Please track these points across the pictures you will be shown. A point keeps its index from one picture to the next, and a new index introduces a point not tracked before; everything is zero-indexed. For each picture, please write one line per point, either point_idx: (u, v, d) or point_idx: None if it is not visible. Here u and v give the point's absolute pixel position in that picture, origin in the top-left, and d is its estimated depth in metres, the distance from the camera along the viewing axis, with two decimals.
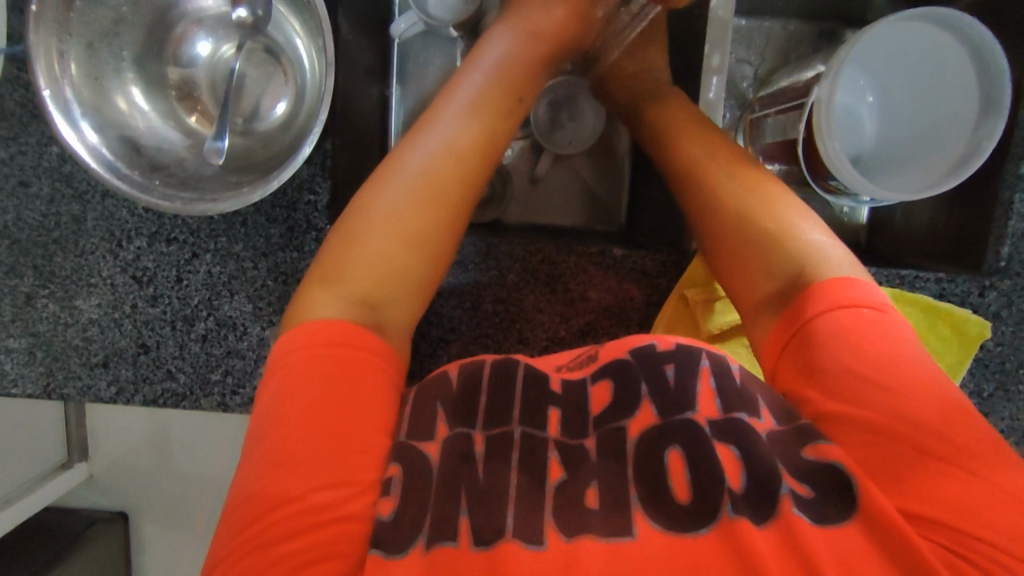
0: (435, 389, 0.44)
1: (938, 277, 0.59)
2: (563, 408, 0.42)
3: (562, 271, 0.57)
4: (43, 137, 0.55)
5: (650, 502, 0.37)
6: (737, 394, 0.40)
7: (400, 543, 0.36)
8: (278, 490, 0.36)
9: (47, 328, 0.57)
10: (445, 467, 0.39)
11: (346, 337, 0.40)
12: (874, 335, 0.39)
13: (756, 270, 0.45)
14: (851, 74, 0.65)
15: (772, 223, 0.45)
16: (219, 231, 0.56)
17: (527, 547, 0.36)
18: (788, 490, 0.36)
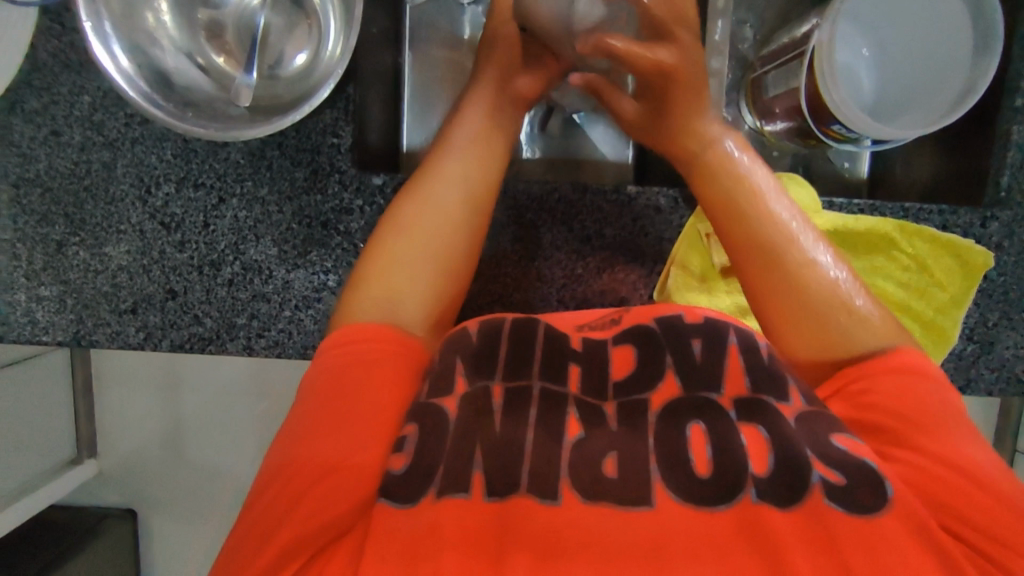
0: (458, 342, 0.47)
1: (940, 210, 0.61)
2: (582, 365, 0.47)
3: (578, 210, 0.59)
4: (74, 86, 0.57)
5: (666, 471, 0.41)
6: (766, 375, 0.44)
7: (410, 495, 0.41)
8: (314, 457, 0.41)
9: (78, 275, 0.58)
10: (462, 419, 0.43)
11: (384, 339, 0.44)
12: (895, 393, 0.42)
13: (808, 328, 0.45)
14: (846, 31, 0.67)
15: (828, 288, 0.45)
16: (245, 175, 0.57)
17: (542, 502, 0.40)
18: (818, 477, 0.40)
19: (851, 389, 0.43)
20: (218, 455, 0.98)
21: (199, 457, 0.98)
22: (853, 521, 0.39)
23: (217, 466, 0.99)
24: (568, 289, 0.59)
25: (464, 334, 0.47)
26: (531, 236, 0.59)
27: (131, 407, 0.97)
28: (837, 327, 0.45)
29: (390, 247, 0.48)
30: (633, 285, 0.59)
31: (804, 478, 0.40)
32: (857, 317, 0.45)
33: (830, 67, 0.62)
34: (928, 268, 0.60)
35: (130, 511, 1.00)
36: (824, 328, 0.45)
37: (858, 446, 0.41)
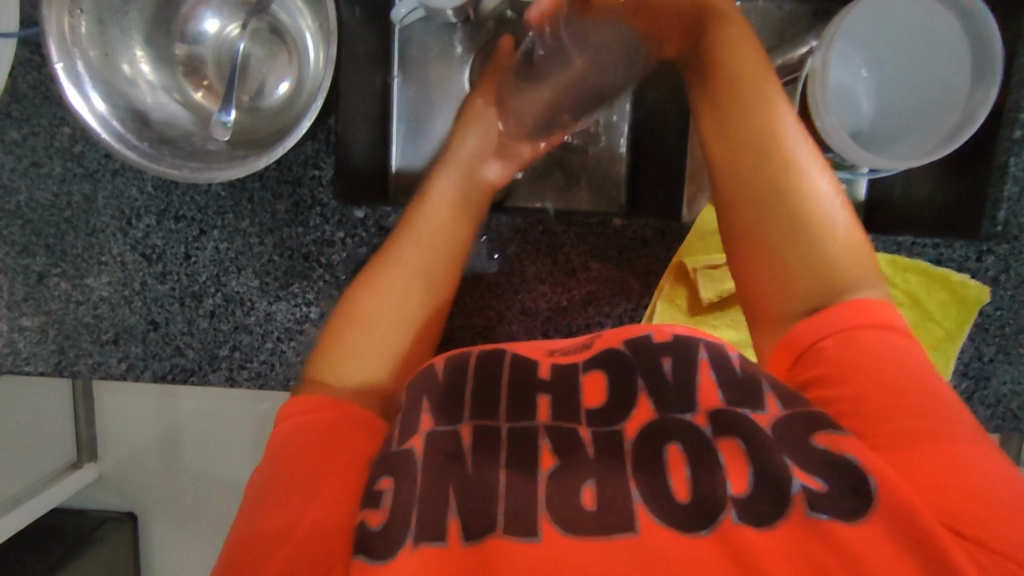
0: (424, 381, 0.47)
1: (934, 243, 0.60)
2: (551, 395, 0.45)
3: (562, 243, 0.58)
4: (54, 118, 0.57)
5: (648, 496, 0.40)
6: (741, 388, 0.43)
7: (386, 550, 0.39)
8: (268, 528, 0.40)
9: (59, 306, 0.58)
10: (428, 460, 0.42)
11: (330, 412, 0.45)
12: (863, 344, 0.42)
13: (796, 291, 0.45)
14: (845, 52, 0.66)
15: (818, 247, 0.45)
16: (226, 207, 0.57)
17: (519, 540, 0.39)
18: (799, 486, 0.39)
19: (820, 347, 0.43)
20: (205, 470, 0.97)
21: (190, 471, 0.98)
22: (840, 526, 0.37)
23: (207, 474, 0.97)
24: (552, 323, 0.58)
25: (430, 374, 0.46)
26: (518, 267, 0.58)
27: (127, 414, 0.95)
28: (802, 279, 0.45)
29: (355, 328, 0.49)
30: (618, 317, 0.58)
31: (785, 492, 0.39)
32: (834, 261, 0.45)
33: (823, 97, 0.60)
34: (921, 302, 0.59)
35: (130, 514, 1.00)
36: (805, 279, 0.45)
37: (841, 441, 0.39)
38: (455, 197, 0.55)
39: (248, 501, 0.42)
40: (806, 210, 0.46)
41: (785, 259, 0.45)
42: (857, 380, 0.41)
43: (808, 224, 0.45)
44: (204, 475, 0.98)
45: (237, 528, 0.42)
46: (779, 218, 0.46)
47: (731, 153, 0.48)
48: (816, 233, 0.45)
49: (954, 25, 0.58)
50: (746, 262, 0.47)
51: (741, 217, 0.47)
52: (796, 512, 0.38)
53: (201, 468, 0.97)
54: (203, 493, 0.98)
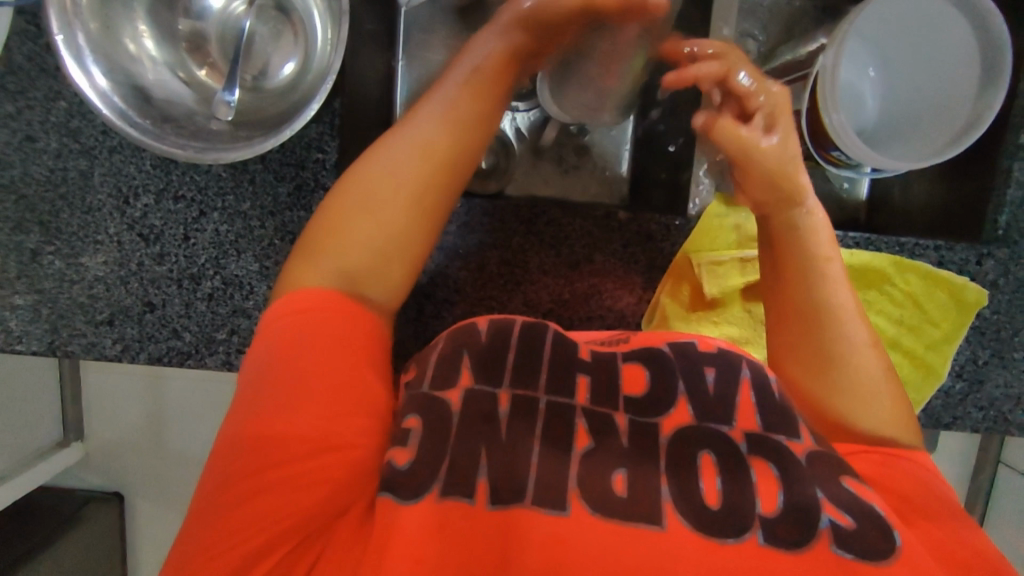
0: (464, 337, 0.47)
1: (936, 245, 0.60)
2: (591, 377, 0.45)
3: (567, 234, 0.57)
4: (50, 92, 0.55)
5: (678, 496, 0.40)
6: (780, 413, 0.44)
7: (417, 488, 0.39)
8: (282, 437, 0.38)
9: (53, 285, 0.57)
10: (463, 416, 0.42)
11: (329, 309, 0.40)
12: (901, 445, 0.46)
13: (839, 398, 0.47)
14: (854, 52, 0.66)
15: (853, 378, 0.47)
16: (226, 189, 0.56)
17: (546, 512, 0.39)
18: (828, 521, 0.40)
19: (863, 435, 0.46)
20: (196, 451, 0.97)
21: (182, 452, 0.97)
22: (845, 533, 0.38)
23: (195, 458, 0.97)
24: (554, 315, 0.58)
25: (473, 331, 0.47)
26: (522, 259, 0.57)
27: (118, 393, 0.94)
28: (839, 396, 0.47)
29: (357, 209, 0.42)
30: (621, 311, 0.58)
31: (813, 526, 0.39)
32: (870, 398, 0.47)
33: (832, 96, 0.60)
34: (922, 304, 0.60)
35: (116, 494, 0.98)
36: (841, 394, 0.47)
37: (865, 491, 0.42)
38: (480, 75, 0.45)
39: (246, 404, 0.39)
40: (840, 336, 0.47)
41: (822, 373, 0.47)
42: (899, 471, 0.44)
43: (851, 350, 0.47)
44: (196, 456, 0.97)
45: (231, 434, 0.38)
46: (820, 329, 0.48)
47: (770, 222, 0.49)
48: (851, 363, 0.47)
49: (966, 28, 0.58)
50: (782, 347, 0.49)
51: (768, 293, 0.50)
52: (823, 546, 0.39)
53: (193, 449, 0.97)
54: (193, 474, 0.98)
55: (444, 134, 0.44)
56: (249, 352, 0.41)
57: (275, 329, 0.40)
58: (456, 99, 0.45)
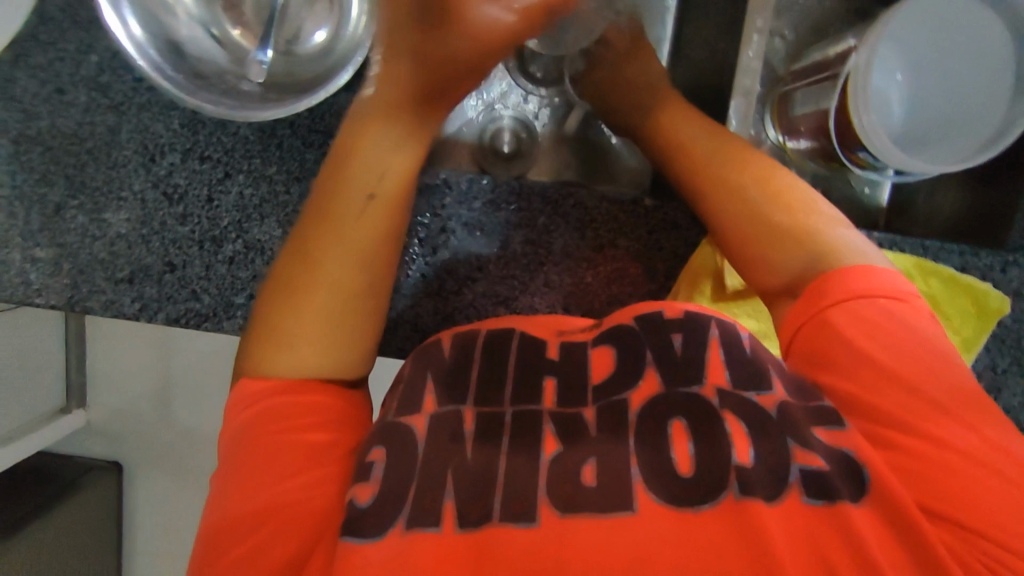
0: (429, 359, 0.44)
1: (961, 250, 0.61)
2: (558, 378, 0.42)
3: (592, 218, 0.57)
4: (81, 45, 0.55)
5: (651, 475, 0.37)
6: (748, 368, 0.40)
7: (380, 526, 0.36)
8: (245, 508, 0.38)
9: (75, 239, 0.57)
10: (428, 447, 0.40)
11: (279, 394, 0.41)
12: (876, 322, 0.39)
13: (778, 262, 0.45)
14: (886, 54, 0.65)
15: (783, 239, 0.45)
16: (253, 152, 0.56)
17: (518, 526, 0.36)
18: (799, 470, 0.36)
19: (832, 316, 0.40)
20: (198, 426, 0.95)
21: (182, 426, 0.96)
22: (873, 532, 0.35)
23: (191, 432, 0.96)
24: (575, 298, 0.57)
25: (435, 350, 0.45)
26: (545, 241, 0.57)
27: (121, 363, 0.94)
28: (779, 254, 0.45)
29: (291, 319, 0.43)
30: (641, 297, 0.58)
31: (782, 479, 0.36)
32: (819, 249, 0.43)
33: (864, 95, 0.60)
34: (943, 308, 0.59)
35: (116, 464, 0.97)
36: (784, 259, 0.44)
37: (841, 435, 0.37)
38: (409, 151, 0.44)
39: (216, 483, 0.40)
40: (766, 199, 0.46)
41: (760, 242, 0.46)
42: (872, 368, 0.38)
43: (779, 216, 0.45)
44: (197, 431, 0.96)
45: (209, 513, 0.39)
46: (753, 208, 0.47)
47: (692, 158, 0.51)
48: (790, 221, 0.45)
49: (1002, 35, 0.58)
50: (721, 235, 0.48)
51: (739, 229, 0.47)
52: (792, 498, 0.35)
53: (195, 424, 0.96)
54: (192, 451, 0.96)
55: (364, 225, 0.44)
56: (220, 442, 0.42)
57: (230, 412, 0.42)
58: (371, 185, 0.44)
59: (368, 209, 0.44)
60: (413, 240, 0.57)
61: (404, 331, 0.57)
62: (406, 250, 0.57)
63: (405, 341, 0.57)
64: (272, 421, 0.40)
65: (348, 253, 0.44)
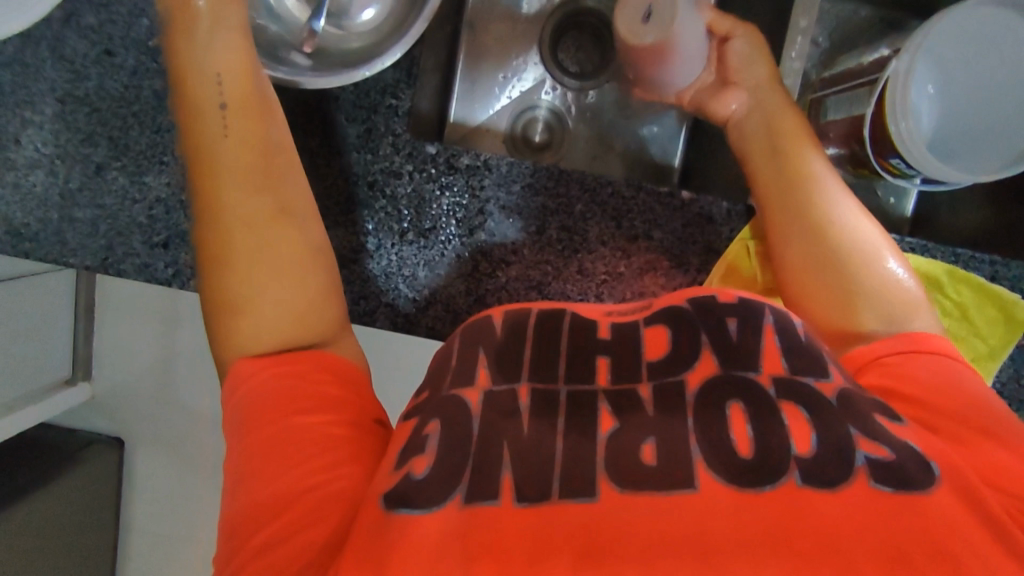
0: (482, 332, 0.42)
1: (992, 260, 0.65)
2: (610, 357, 0.40)
3: (629, 208, 0.58)
4: (134, 8, 0.56)
5: (710, 451, 0.36)
6: (806, 357, 0.39)
7: (438, 498, 0.35)
8: (275, 486, 0.35)
9: (114, 202, 0.57)
10: (484, 422, 0.38)
11: (281, 377, 0.38)
12: (928, 362, 0.41)
13: (840, 306, 0.45)
14: (923, 67, 0.62)
15: (849, 285, 0.45)
16: (296, 123, 0.56)
17: (576, 502, 0.35)
18: (864, 458, 0.35)
19: (888, 358, 0.42)
20: None
21: None
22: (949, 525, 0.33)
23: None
24: (607, 287, 0.58)
25: (488, 327, 0.42)
26: (583, 231, 0.58)
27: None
28: (844, 303, 0.45)
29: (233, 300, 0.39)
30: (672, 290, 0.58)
31: (845, 463, 0.35)
32: (873, 295, 0.45)
33: (903, 103, 0.60)
34: (970, 316, 0.60)
35: None
36: (848, 306, 0.45)
37: (902, 430, 0.37)
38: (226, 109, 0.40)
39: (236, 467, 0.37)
40: (841, 254, 0.46)
41: (829, 286, 0.46)
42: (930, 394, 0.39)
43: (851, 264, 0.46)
44: None
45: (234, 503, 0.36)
46: (834, 250, 0.46)
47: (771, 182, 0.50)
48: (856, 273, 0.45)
49: None
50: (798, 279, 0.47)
51: (812, 281, 0.47)
52: (859, 483, 0.34)
53: None
54: None
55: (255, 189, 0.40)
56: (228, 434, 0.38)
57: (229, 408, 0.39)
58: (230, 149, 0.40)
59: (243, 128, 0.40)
60: (450, 220, 0.57)
61: (435, 310, 0.58)
62: (442, 230, 0.57)
63: (435, 320, 0.58)
64: (277, 408, 0.37)
65: (253, 213, 0.39)
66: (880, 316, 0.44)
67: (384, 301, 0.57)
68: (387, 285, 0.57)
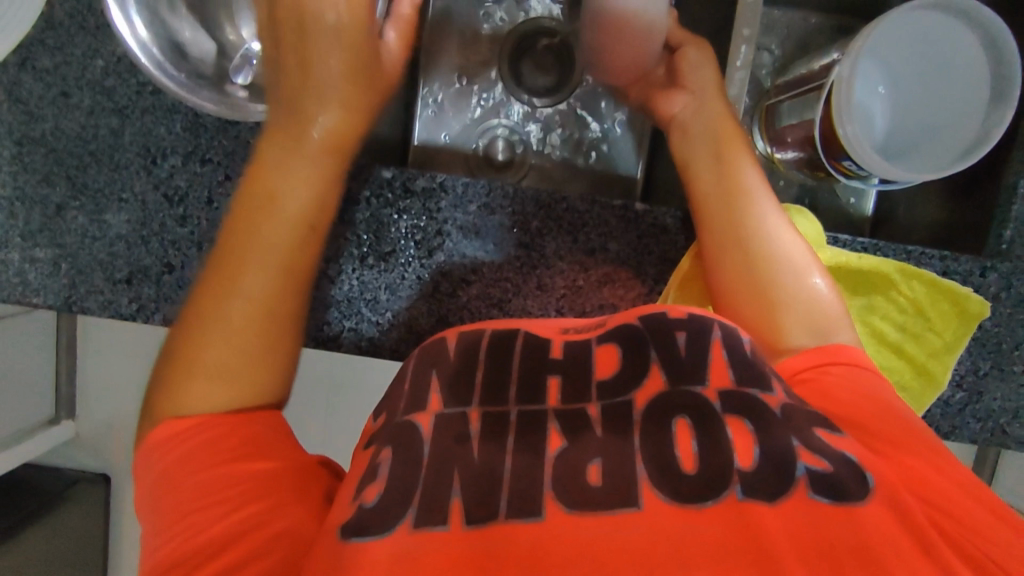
0: (435, 357, 0.43)
1: (943, 256, 0.61)
2: (562, 376, 0.41)
3: (584, 221, 0.59)
4: (88, 49, 0.57)
5: (655, 471, 0.37)
6: (752, 370, 0.41)
7: (386, 523, 0.36)
8: (201, 530, 0.39)
9: (74, 240, 0.58)
10: (434, 445, 0.39)
11: (223, 420, 0.43)
12: (843, 376, 0.45)
13: (756, 320, 0.49)
14: (866, 71, 0.66)
15: (763, 297, 0.49)
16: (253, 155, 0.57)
17: (523, 521, 0.36)
18: (803, 468, 0.36)
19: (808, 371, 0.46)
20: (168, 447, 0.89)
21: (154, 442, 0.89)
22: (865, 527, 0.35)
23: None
24: (567, 300, 0.59)
25: (441, 349, 0.43)
26: (543, 250, 0.59)
27: (119, 346, 0.92)
28: (763, 315, 0.49)
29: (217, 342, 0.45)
30: (633, 300, 0.59)
31: (789, 474, 0.37)
32: (782, 309, 0.49)
33: (847, 106, 0.61)
34: (925, 311, 0.60)
35: (104, 476, 0.95)
36: (764, 314, 0.49)
37: (840, 440, 0.39)
38: (312, 190, 0.47)
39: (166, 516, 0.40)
40: (756, 268, 0.50)
41: (745, 296, 0.50)
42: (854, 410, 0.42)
43: (766, 280, 0.50)
44: None
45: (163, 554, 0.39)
46: (759, 263, 0.50)
47: (713, 188, 0.52)
48: (769, 289, 0.49)
49: (981, 52, 0.60)
50: (717, 286, 0.51)
51: (733, 291, 0.50)
52: (798, 496, 0.36)
53: None
54: None
55: (265, 270, 0.46)
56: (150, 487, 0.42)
57: (145, 459, 0.43)
58: (278, 224, 0.46)
59: (305, 242, 0.47)
60: (409, 242, 0.58)
61: (398, 332, 0.58)
62: (401, 252, 0.58)
63: (399, 342, 0.58)
64: (203, 458, 0.41)
65: (265, 278, 0.46)
66: (790, 330, 0.48)
67: (348, 326, 0.58)
68: (350, 310, 0.58)
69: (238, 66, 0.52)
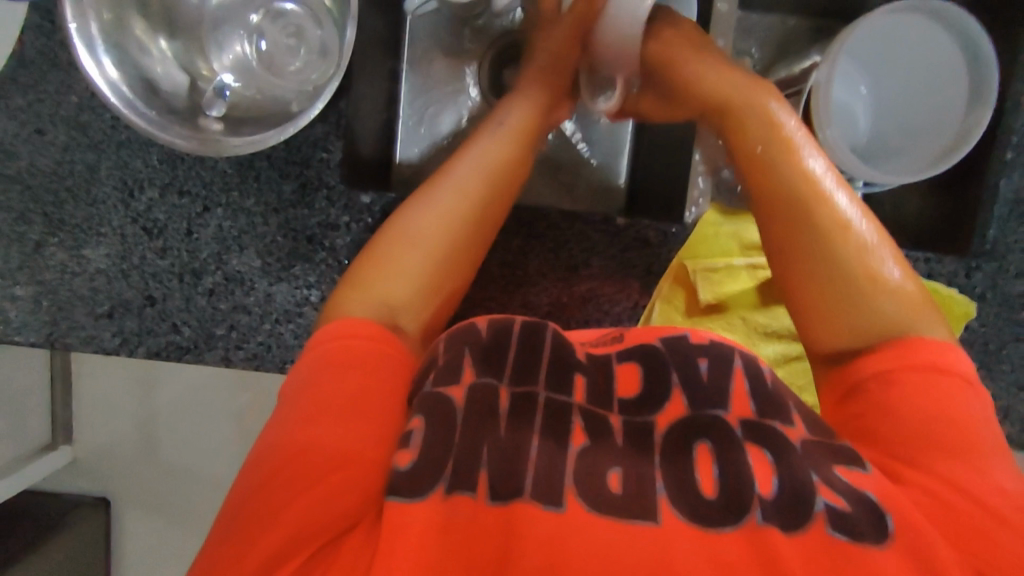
0: (467, 335, 0.46)
1: (927, 257, 0.61)
2: (588, 376, 0.44)
3: (566, 239, 0.59)
4: (62, 85, 0.57)
5: (674, 490, 0.39)
6: (772, 401, 0.43)
7: (419, 489, 0.38)
8: (317, 443, 0.38)
9: (54, 277, 0.57)
10: (467, 415, 0.41)
11: (360, 336, 0.42)
12: (911, 392, 0.40)
13: (837, 314, 0.43)
14: (847, 72, 0.65)
15: (844, 279, 0.43)
16: (231, 185, 0.57)
17: (543, 509, 0.38)
18: (822, 506, 0.38)
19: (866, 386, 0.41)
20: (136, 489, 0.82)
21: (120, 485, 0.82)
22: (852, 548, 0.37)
23: (206, 472, 0.81)
24: (552, 317, 0.59)
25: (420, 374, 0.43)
26: (530, 268, 0.59)
27: None
28: (847, 303, 0.42)
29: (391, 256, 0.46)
30: (617, 315, 0.59)
31: (806, 508, 0.38)
32: (870, 294, 0.42)
33: (824, 108, 0.61)
34: None
35: None
36: (844, 306, 0.43)
37: (862, 479, 0.39)
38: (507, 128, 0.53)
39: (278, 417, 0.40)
40: (834, 243, 0.43)
41: (826, 277, 0.43)
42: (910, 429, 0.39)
43: (854, 250, 0.43)
44: (164, 489, 0.82)
45: (269, 445, 0.39)
46: (835, 235, 0.43)
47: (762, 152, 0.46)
48: (857, 265, 0.43)
49: (956, 51, 0.59)
50: (790, 265, 0.44)
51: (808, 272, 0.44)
52: (815, 530, 0.38)
53: (161, 488, 0.82)
54: (158, 509, 0.82)
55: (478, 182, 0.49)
56: (289, 374, 0.42)
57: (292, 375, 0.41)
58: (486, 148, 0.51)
59: (494, 191, 0.50)
60: None
61: None
62: None
63: None
64: (331, 373, 0.40)
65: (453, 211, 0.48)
66: (880, 320, 0.42)
67: None
68: None
69: (209, 101, 0.50)
